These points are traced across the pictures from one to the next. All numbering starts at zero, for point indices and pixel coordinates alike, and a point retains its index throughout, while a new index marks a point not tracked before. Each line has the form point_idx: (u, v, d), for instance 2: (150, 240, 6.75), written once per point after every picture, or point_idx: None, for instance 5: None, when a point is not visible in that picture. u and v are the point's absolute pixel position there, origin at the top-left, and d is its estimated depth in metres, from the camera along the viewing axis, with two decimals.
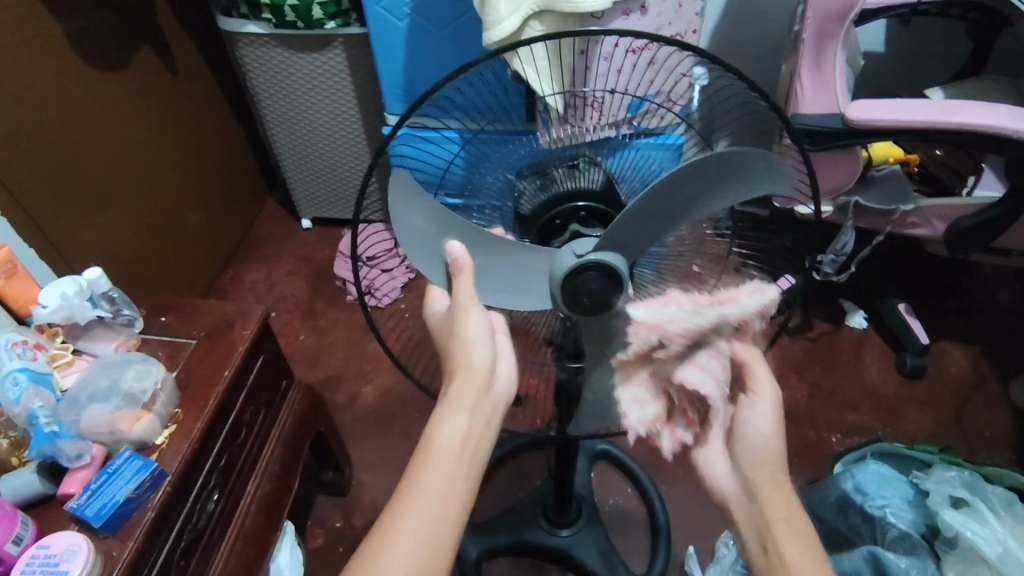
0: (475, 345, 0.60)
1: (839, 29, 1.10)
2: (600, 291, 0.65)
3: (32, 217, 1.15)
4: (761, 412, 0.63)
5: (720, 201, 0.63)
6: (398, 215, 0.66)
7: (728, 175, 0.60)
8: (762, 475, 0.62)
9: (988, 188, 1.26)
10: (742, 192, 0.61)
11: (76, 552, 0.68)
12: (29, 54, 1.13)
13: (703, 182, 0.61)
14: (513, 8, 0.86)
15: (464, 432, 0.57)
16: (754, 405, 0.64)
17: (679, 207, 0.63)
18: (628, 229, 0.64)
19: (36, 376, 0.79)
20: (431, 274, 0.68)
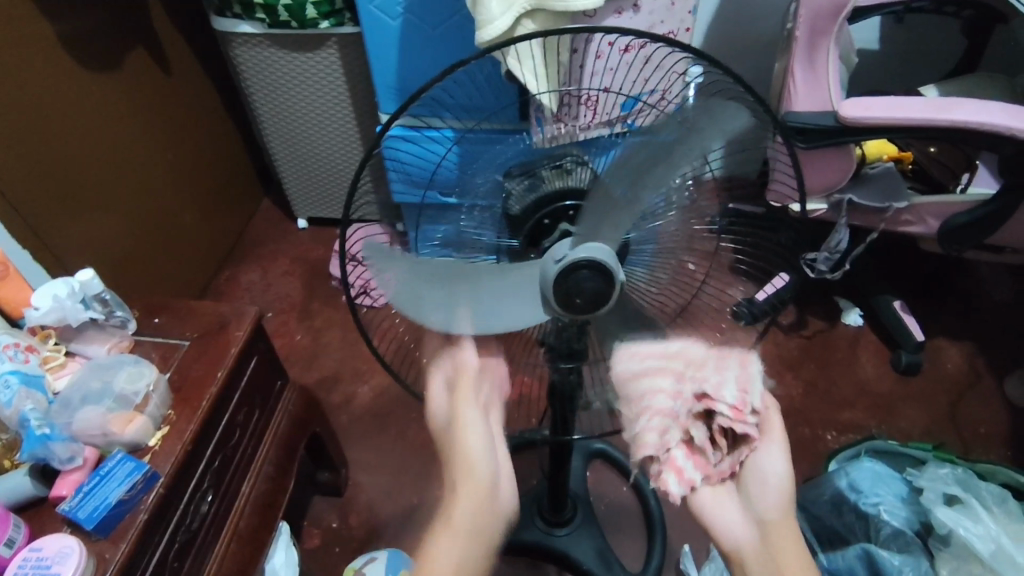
0: (465, 432, 0.75)
1: (832, 27, 1.11)
2: (593, 289, 0.67)
3: (26, 219, 1.15)
4: (775, 456, 0.72)
5: (689, 157, 0.65)
6: (383, 272, 0.67)
7: (689, 130, 0.63)
8: (773, 518, 0.70)
9: (982, 184, 1.30)
10: (709, 141, 0.64)
11: (69, 554, 0.68)
12: (22, 55, 1.13)
13: (669, 144, 0.64)
14: (505, 7, 0.85)
15: (457, 564, 0.66)
16: (769, 455, 0.72)
17: (655, 175, 0.66)
18: (601, 202, 0.66)
19: (28, 379, 0.79)
20: (430, 316, 0.69)
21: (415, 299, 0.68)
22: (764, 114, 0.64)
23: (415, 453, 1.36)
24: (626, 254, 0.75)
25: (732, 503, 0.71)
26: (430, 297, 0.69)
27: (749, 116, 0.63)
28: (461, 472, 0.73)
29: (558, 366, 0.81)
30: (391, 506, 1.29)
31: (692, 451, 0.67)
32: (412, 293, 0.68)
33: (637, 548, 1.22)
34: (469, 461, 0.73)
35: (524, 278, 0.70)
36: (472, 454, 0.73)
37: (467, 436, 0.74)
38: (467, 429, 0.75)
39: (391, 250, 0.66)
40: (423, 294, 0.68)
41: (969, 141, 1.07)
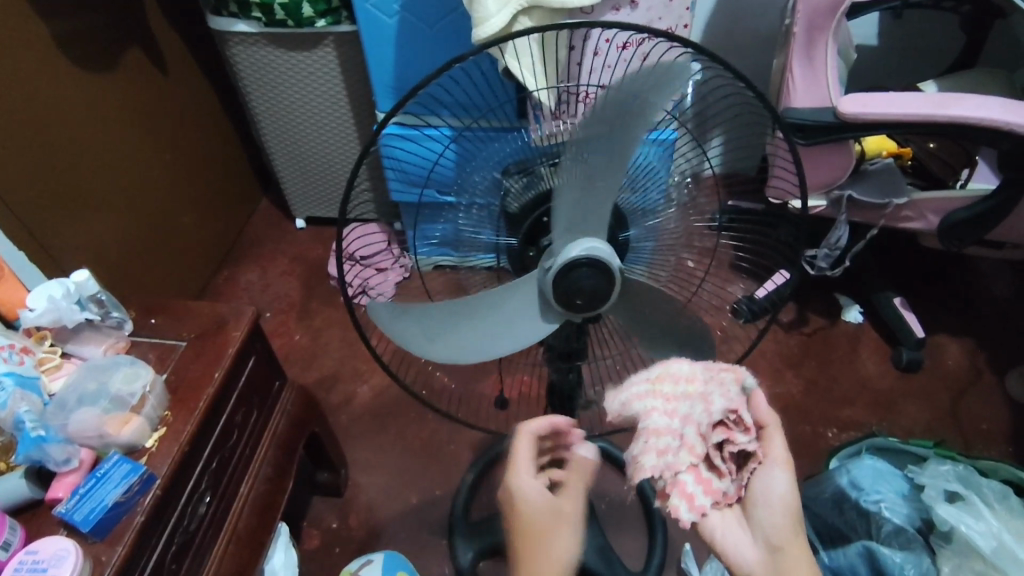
0: (570, 537, 0.70)
1: (829, 22, 1.10)
2: (591, 286, 0.67)
3: (22, 219, 1.14)
4: (780, 479, 0.66)
5: (643, 127, 0.62)
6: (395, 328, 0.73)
7: (630, 103, 0.60)
8: (786, 543, 0.63)
9: (981, 180, 1.30)
10: (654, 105, 0.61)
11: (64, 557, 0.68)
12: (18, 55, 1.12)
13: (614, 124, 0.61)
14: (502, 4, 0.84)
15: None
16: (771, 476, 0.66)
17: (619, 156, 0.63)
18: (569, 195, 0.64)
19: (22, 380, 0.78)
20: (455, 351, 0.75)
21: (428, 342, 0.74)
22: (765, 111, 0.63)
23: (415, 453, 1.36)
24: (625, 251, 0.74)
25: (740, 530, 0.64)
26: (445, 336, 0.74)
27: (688, 67, 0.59)
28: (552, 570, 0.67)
29: (559, 366, 0.82)
30: (391, 506, 1.28)
31: (703, 475, 0.64)
32: (424, 338, 0.73)
33: (638, 547, 1.22)
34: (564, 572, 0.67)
35: (524, 296, 0.72)
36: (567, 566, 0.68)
37: (570, 545, 0.69)
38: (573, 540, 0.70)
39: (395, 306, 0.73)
40: (440, 338, 0.74)
41: (970, 136, 1.07)
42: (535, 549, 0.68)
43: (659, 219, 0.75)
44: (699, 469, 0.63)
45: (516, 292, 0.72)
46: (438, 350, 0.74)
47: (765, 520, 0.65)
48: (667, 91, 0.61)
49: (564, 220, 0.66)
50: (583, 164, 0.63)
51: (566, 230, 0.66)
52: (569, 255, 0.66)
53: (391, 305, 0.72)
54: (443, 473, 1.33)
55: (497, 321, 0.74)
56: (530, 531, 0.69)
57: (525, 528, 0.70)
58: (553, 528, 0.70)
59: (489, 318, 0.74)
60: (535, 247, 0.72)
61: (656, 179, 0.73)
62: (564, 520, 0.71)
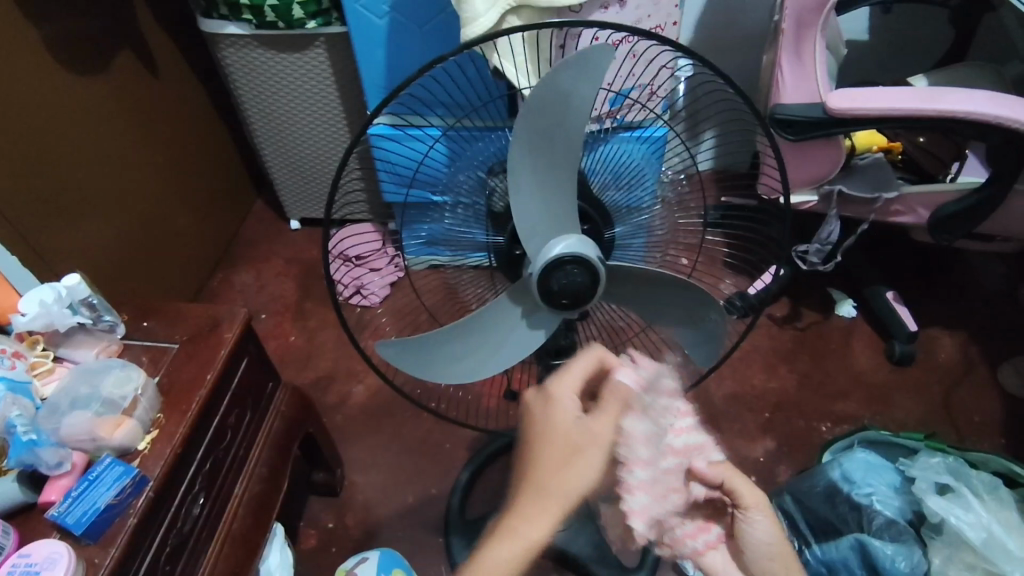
0: (587, 471, 0.59)
1: (817, 18, 1.10)
2: (573, 286, 0.66)
3: (15, 224, 1.14)
4: (760, 527, 0.72)
5: (579, 115, 0.62)
6: (410, 362, 0.71)
7: (555, 97, 0.60)
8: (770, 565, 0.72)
9: (970, 174, 1.28)
10: (585, 93, 0.60)
11: (57, 559, 0.68)
12: (8, 60, 1.12)
13: (546, 119, 0.61)
14: (489, 3, 0.84)
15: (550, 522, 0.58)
16: (753, 524, 0.72)
17: (565, 146, 0.63)
18: (534, 192, 0.65)
19: (14, 385, 0.78)
20: (467, 370, 0.74)
21: (453, 367, 0.73)
22: (749, 109, 0.63)
23: (411, 452, 1.36)
24: (612, 248, 0.74)
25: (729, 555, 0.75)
26: (462, 356, 0.73)
27: (609, 51, 0.57)
28: (557, 498, 0.58)
29: (548, 363, 0.82)
30: (387, 505, 1.29)
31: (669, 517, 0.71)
32: (445, 362, 0.73)
33: None
34: (572, 499, 0.58)
35: (521, 306, 0.72)
36: (577, 497, 0.58)
37: (587, 478, 0.59)
38: (591, 468, 0.59)
39: (404, 340, 0.71)
40: (449, 359, 0.73)
41: (958, 130, 1.07)
42: (543, 472, 0.59)
43: (644, 218, 0.75)
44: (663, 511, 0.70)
45: (512, 300, 0.71)
46: (466, 370, 0.74)
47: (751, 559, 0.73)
48: (594, 76, 0.59)
49: (550, 218, 0.66)
50: (527, 157, 0.63)
51: (550, 228, 0.67)
52: (551, 255, 0.66)
53: (400, 342, 0.70)
54: (438, 471, 1.33)
55: (502, 329, 0.73)
56: (546, 443, 0.61)
57: (541, 440, 0.61)
58: (568, 452, 0.60)
59: (493, 328, 0.73)
60: (521, 246, 0.71)
61: (642, 178, 0.73)
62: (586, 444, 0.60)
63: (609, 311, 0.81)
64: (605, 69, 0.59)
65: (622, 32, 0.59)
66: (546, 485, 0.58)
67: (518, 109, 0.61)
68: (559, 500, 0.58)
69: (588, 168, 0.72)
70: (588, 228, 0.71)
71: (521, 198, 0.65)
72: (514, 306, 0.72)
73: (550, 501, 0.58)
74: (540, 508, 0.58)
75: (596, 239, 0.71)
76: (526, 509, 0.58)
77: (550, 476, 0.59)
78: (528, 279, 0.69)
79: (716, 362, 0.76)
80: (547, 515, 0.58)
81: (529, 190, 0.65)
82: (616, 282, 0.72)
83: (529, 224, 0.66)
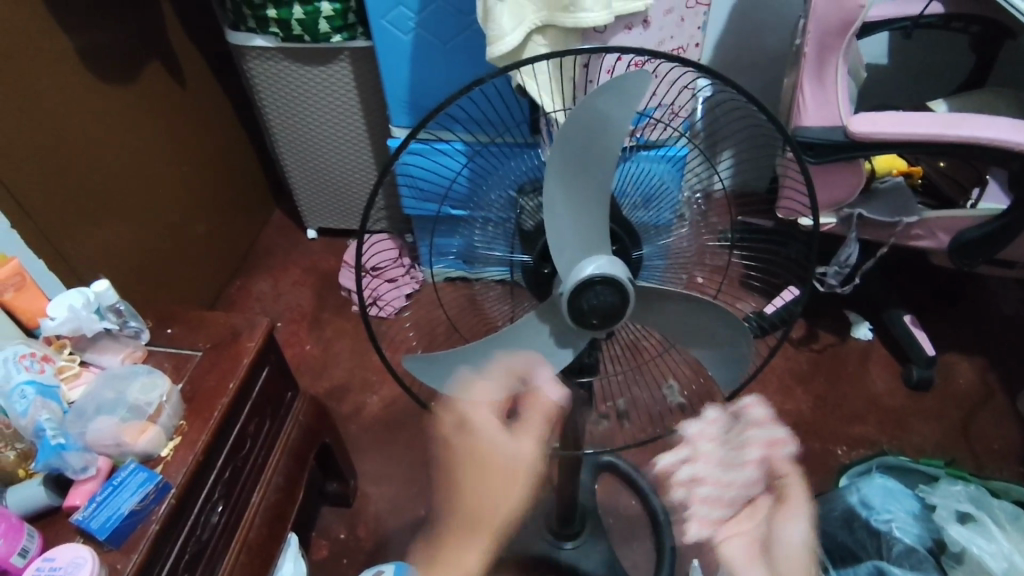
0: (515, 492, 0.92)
1: (840, 43, 1.08)
2: (604, 305, 0.66)
3: (41, 227, 1.17)
4: (795, 530, 0.84)
5: (613, 137, 0.63)
6: (433, 374, 0.75)
7: (594, 121, 0.61)
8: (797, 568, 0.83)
9: (992, 200, 1.28)
10: (621, 116, 0.61)
11: (81, 564, 0.69)
12: (45, 71, 1.16)
13: (580, 142, 0.62)
14: (516, 22, 0.87)
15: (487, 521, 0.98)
16: (788, 522, 0.84)
17: (598, 167, 0.64)
18: (565, 216, 0.65)
19: (44, 389, 0.79)
20: (493, 390, 0.75)
21: (477, 385, 0.74)
22: (776, 132, 0.63)
23: (424, 465, 1.36)
24: (640, 268, 0.74)
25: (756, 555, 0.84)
26: (490, 376, 0.74)
27: (646, 77, 0.58)
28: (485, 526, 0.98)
29: (571, 381, 0.81)
30: (399, 518, 1.29)
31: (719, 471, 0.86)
32: (467, 379, 0.74)
33: (646, 562, 1.21)
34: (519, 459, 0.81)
35: (548, 326, 0.72)
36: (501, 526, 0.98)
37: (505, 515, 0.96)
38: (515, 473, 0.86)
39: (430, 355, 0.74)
40: (472, 377, 0.74)
41: (981, 156, 1.07)
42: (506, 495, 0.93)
43: (666, 237, 0.75)
44: (699, 489, 0.88)
45: (540, 319, 0.72)
46: (492, 389, 0.75)
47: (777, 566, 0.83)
48: (630, 100, 0.60)
49: (580, 238, 0.67)
50: (559, 178, 0.64)
51: (581, 249, 0.67)
52: (578, 282, 0.66)
53: (425, 357, 0.74)
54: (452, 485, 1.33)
55: (530, 349, 0.74)
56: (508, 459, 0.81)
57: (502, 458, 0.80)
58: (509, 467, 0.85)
59: (517, 346, 0.73)
60: (550, 264, 0.71)
61: (667, 196, 0.74)
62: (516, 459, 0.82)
63: (634, 330, 0.82)
64: (641, 94, 0.60)
65: (662, 58, 0.58)
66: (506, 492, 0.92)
67: (552, 135, 0.62)
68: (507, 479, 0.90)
69: (617, 190, 0.73)
70: (617, 248, 0.71)
71: (555, 216, 0.65)
72: (542, 324, 0.72)
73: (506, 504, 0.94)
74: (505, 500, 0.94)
75: (624, 259, 0.71)
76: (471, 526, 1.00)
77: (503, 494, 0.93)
78: (557, 300, 0.69)
79: (740, 385, 0.76)
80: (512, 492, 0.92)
81: (560, 209, 0.65)
82: (642, 304, 0.73)
83: (560, 245, 0.67)
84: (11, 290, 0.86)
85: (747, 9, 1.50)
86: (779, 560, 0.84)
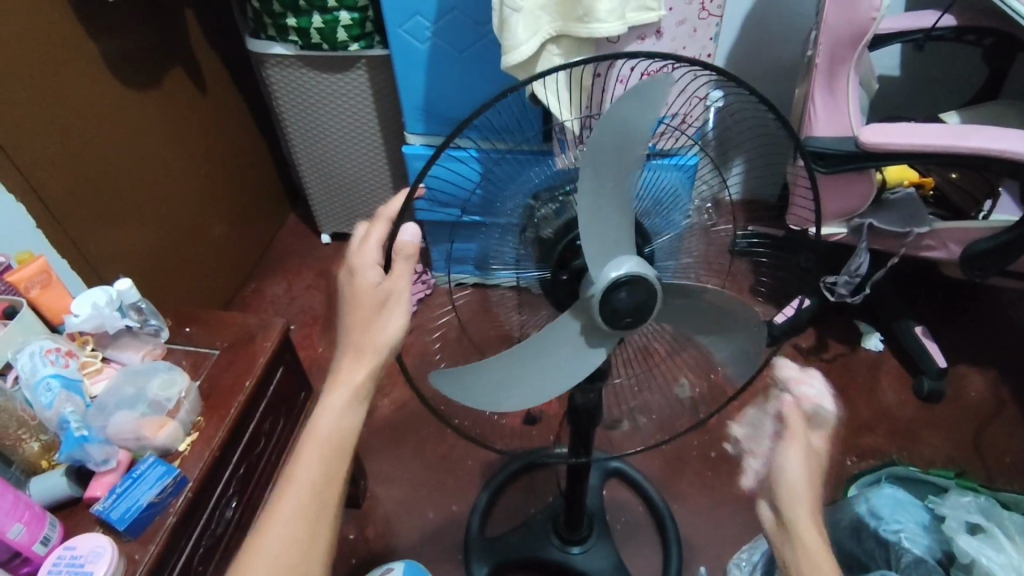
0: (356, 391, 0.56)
1: (851, 54, 1.09)
2: (633, 304, 0.68)
3: (63, 226, 1.20)
4: (791, 460, 0.65)
5: (635, 144, 0.64)
6: (459, 388, 0.71)
7: (620, 129, 0.62)
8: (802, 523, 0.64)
9: (1004, 212, 1.28)
10: (647, 122, 0.62)
11: (101, 553, 0.70)
12: (71, 75, 1.19)
13: (607, 150, 0.63)
14: (531, 32, 0.89)
15: (339, 431, 0.57)
16: (786, 456, 0.65)
17: (620, 174, 0.65)
18: (593, 224, 0.66)
19: (68, 383, 0.81)
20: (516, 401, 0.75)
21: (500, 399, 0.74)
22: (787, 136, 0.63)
23: (432, 469, 1.37)
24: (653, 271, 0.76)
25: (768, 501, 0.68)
26: (514, 389, 0.74)
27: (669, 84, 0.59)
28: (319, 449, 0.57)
29: (583, 387, 0.82)
30: (407, 519, 1.30)
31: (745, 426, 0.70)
32: (489, 392, 0.73)
33: (651, 568, 1.21)
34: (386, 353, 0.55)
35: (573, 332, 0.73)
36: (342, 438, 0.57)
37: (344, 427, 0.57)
38: (352, 408, 0.57)
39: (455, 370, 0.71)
40: (493, 390, 0.73)
41: (993, 167, 1.08)
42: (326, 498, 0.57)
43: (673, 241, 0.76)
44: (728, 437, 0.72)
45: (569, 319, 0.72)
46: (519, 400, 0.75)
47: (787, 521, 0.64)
48: (653, 107, 0.61)
49: (605, 244, 0.67)
50: (588, 189, 0.64)
51: (603, 255, 0.68)
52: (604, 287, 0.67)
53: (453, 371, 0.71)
54: (460, 488, 1.34)
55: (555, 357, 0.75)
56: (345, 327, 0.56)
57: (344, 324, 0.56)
58: (342, 387, 0.56)
59: (543, 354, 0.74)
60: (567, 271, 0.72)
61: (679, 202, 0.75)
62: (363, 349, 0.55)
63: (646, 334, 0.82)
64: (664, 101, 0.61)
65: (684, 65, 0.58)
66: (315, 471, 0.57)
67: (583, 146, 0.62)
68: (322, 451, 0.57)
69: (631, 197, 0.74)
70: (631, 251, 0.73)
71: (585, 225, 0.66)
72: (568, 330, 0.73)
73: (323, 534, 0.57)
74: (319, 518, 0.57)
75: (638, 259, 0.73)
76: (296, 460, 0.57)
77: (310, 469, 0.56)
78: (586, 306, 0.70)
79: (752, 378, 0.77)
80: (337, 479, 0.58)
81: (586, 214, 0.65)
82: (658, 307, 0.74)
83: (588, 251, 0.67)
84: (37, 287, 0.89)
85: (760, 21, 1.51)
86: (786, 503, 0.64)
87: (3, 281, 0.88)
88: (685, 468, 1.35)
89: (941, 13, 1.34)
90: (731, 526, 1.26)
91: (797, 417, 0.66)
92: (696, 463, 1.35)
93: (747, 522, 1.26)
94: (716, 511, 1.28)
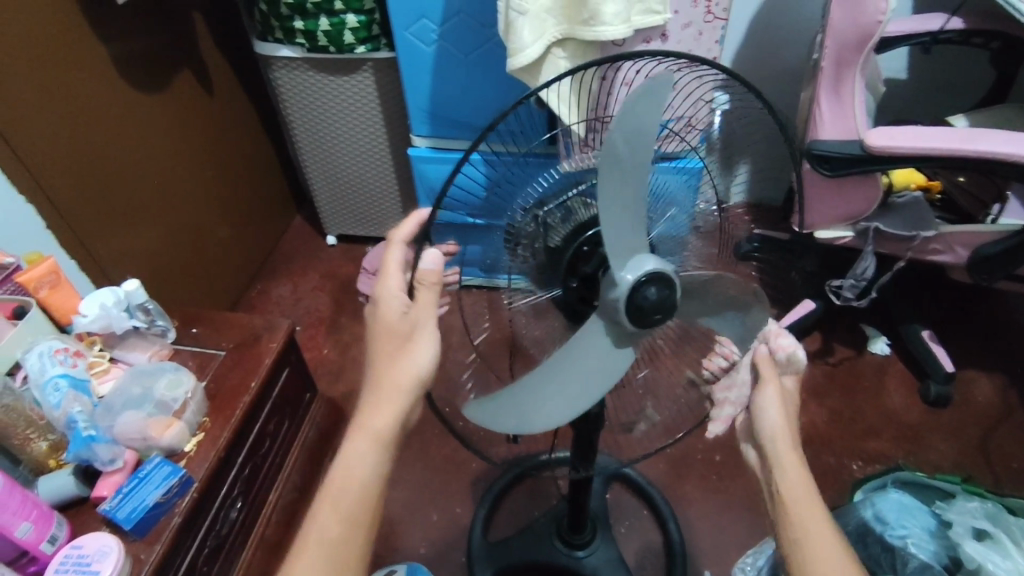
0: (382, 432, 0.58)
1: (857, 58, 1.09)
2: (661, 299, 0.65)
3: (71, 227, 1.21)
4: (770, 412, 0.67)
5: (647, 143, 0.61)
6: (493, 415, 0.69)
7: (633, 132, 0.60)
8: (790, 482, 0.64)
9: (1012, 217, 1.23)
10: (651, 124, 0.60)
11: (107, 552, 0.71)
12: (82, 77, 1.21)
13: (620, 155, 0.61)
14: (537, 36, 0.89)
15: (361, 481, 0.58)
16: (763, 403, 0.67)
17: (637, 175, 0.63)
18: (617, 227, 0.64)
19: (76, 383, 0.82)
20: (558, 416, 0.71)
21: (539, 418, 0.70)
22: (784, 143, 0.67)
23: (437, 471, 1.37)
24: None
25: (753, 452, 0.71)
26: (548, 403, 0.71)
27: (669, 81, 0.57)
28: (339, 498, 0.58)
29: None
30: (410, 521, 1.30)
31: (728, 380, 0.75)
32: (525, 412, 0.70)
33: (655, 572, 1.21)
34: (412, 387, 0.57)
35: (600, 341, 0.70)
36: (362, 487, 0.58)
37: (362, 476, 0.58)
38: (373, 458, 0.58)
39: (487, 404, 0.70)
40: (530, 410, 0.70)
41: (1000, 171, 1.07)
42: (350, 553, 0.57)
43: (683, 246, 0.76)
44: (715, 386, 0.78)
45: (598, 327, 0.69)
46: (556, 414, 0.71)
47: (772, 477, 0.66)
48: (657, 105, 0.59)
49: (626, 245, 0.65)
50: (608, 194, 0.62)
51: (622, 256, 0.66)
52: (624, 285, 0.65)
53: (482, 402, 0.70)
54: (464, 490, 1.34)
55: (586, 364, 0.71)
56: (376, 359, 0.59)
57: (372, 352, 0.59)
58: (364, 435, 0.58)
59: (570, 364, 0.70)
60: (576, 278, 0.72)
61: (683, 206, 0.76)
62: (389, 385, 0.57)
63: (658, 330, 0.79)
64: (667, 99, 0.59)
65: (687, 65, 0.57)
66: (332, 526, 0.57)
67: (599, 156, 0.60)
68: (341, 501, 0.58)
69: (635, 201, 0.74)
70: None
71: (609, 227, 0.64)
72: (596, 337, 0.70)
73: None
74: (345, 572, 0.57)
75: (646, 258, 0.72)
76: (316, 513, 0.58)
77: (325, 525, 0.57)
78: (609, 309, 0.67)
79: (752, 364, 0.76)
80: (359, 533, 0.58)
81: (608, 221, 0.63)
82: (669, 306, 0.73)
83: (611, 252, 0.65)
84: (46, 288, 0.89)
85: (765, 25, 1.51)
86: (770, 456, 0.66)
87: (13, 281, 0.88)
88: (690, 472, 1.34)
89: (948, 16, 1.34)
90: (736, 530, 1.25)
91: (768, 366, 0.68)
92: (701, 467, 1.35)
93: (752, 525, 1.26)
94: (721, 515, 1.28)
